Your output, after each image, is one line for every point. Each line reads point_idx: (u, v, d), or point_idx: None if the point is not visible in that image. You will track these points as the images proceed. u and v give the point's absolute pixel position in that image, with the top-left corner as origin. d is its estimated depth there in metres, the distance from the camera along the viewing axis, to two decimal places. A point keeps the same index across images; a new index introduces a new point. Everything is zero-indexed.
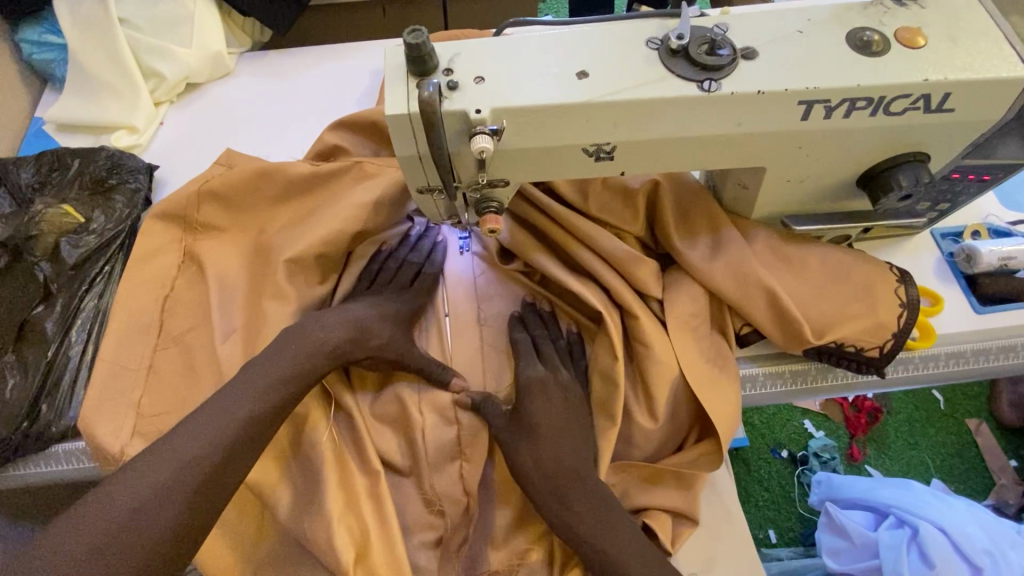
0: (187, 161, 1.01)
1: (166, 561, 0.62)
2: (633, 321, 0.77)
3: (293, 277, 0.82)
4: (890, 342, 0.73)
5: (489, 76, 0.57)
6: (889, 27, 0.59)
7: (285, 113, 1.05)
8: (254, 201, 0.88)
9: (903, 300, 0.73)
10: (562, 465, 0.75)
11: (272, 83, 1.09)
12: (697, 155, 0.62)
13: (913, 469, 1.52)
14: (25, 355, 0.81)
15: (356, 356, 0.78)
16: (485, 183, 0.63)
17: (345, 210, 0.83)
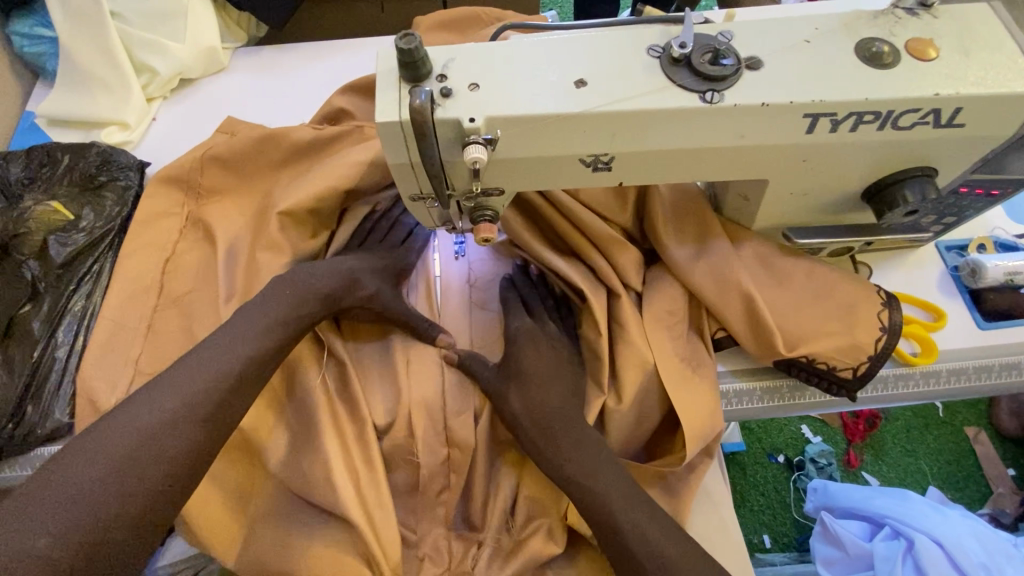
0: (188, 127, 1.02)
1: (170, 495, 0.62)
2: (616, 299, 0.77)
3: (286, 229, 0.83)
4: (865, 364, 0.71)
5: (484, 83, 0.55)
6: (899, 38, 0.57)
7: (283, 99, 1.04)
8: (259, 164, 0.90)
9: (884, 323, 0.71)
10: (560, 419, 0.73)
11: (266, 77, 1.07)
12: (698, 166, 0.60)
13: (910, 476, 1.51)
14: (11, 354, 0.79)
15: (347, 303, 0.79)
16: (479, 193, 0.62)
17: (338, 165, 0.84)
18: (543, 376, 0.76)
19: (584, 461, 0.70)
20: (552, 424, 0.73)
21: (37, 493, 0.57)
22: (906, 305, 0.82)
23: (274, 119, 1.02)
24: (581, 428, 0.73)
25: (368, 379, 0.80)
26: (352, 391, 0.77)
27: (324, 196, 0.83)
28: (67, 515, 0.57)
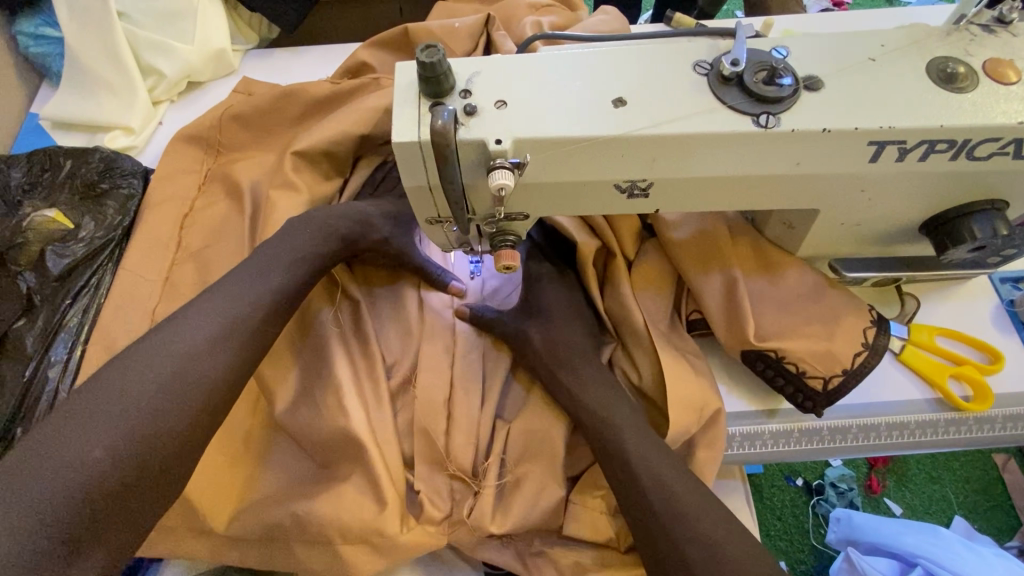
0: (202, 94, 1.02)
1: (221, 405, 0.62)
2: (614, 260, 0.75)
3: (300, 170, 0.84)
4: (837, 377, 0.64)
5: (513, 101, 0.50)
6: (976, 57, 0.51)
7: (300, 62, 1.05)
8: (279, 120, 0.90)
9: (868, 342, 0.65)
10: (596, 389, 0.70)
11: (280, 60, 1.05)
12: (747, 195, 0.55)
13: (935, 504, 1.44)
14: (4, 371, 0.75)
15: (360, 247, 0.78)
16: (501, 217, 0.57)
17: (354, 113, 0.84)
18: (568, 338, 0.74)
19: (616, 463, 0.65)
20: (586, 390, 0.69)
21: (71, 415, 0.56)
22: (955, 344, 0.76)
23: (292, 77, 1.03)
24: (618, 410, 0.68)
25: (379, 319, 0.79)
26: (363, 328, 0.77)
27: (341, 137, 0.83)
28: (106, 426, 0.56)
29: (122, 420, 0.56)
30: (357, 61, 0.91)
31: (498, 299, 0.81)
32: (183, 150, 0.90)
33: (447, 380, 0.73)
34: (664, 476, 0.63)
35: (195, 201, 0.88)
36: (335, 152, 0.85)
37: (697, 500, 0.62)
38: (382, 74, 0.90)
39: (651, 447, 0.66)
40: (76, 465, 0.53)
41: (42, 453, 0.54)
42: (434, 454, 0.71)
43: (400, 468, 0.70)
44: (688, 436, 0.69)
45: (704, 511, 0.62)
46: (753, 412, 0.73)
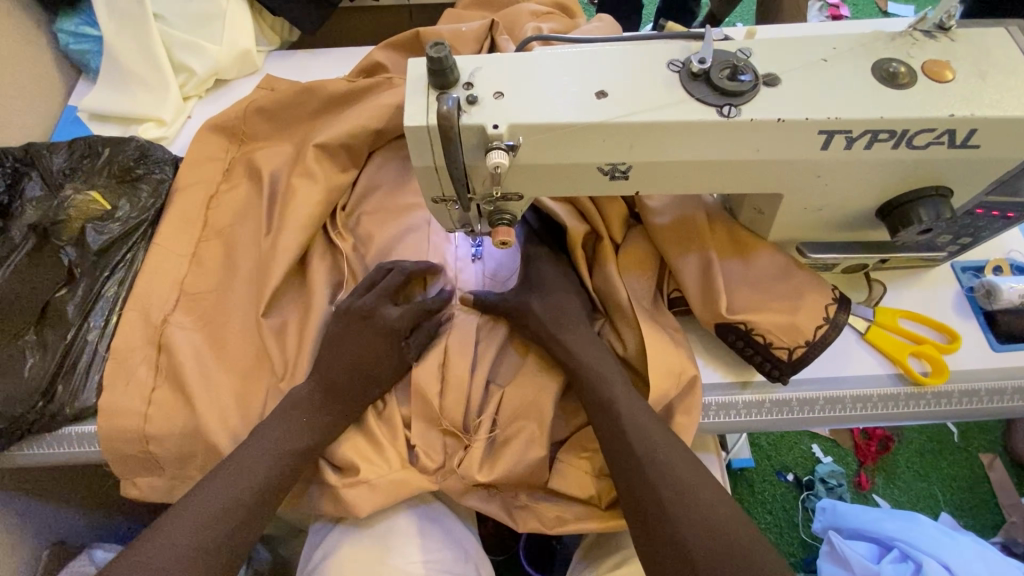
0: (227, 93, 1.10)
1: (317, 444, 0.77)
2: (601, 242, 0.82)
3: (319, 158, 0.92)
4: (801, 348, 0.73)
5: (509, 92, 0.58)
6: (917, 59, 0.58)
7: (318, 63, 1.13)
8: (299, 114, 0.98)
9: (830, 318, 0.73)
10: (590, 353, 0.77)
11: (300, 59, 1.14)
12: (716, 179, 0.62)
13: (922, 501, 1.49)
14: (45, 334, 0.81)
15: (381, 252, 0.89)
16: (499, 197, 0.64)
17: (371, 107, 0.92)
18: (562, 305, 0.80)
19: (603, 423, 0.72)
20: (580, 351, 0.76)
21: (227, 486, 0.71)
22: (920, 326, 0.83)
23: (310, 75, 1.11)
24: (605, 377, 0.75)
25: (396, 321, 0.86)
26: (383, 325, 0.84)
27: (356, 130, 0.91)
28: (252, 450, 0.73)
29: (262, 439, 0.74)
30: (371, 61, 1.00)
31: (496, 282, 0.88)
32: (210, 139, 0.98)
33: (443, 346, 0.81)
34: (647, 429, 0.71)
35: (220, 186, 0.96)
36: (351, 143, 0.93)
37: (673, 453, 0.70)
38: (395, 74, 0.98)
39: (637, 405, 0.73)
40: (239, 482, 0.71)
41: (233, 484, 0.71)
42: (432, 413, 0.79)
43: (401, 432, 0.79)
44: (667, 401, 0.76)
45: (681, 463, 0.69)
46: (726, 383, 0.80)
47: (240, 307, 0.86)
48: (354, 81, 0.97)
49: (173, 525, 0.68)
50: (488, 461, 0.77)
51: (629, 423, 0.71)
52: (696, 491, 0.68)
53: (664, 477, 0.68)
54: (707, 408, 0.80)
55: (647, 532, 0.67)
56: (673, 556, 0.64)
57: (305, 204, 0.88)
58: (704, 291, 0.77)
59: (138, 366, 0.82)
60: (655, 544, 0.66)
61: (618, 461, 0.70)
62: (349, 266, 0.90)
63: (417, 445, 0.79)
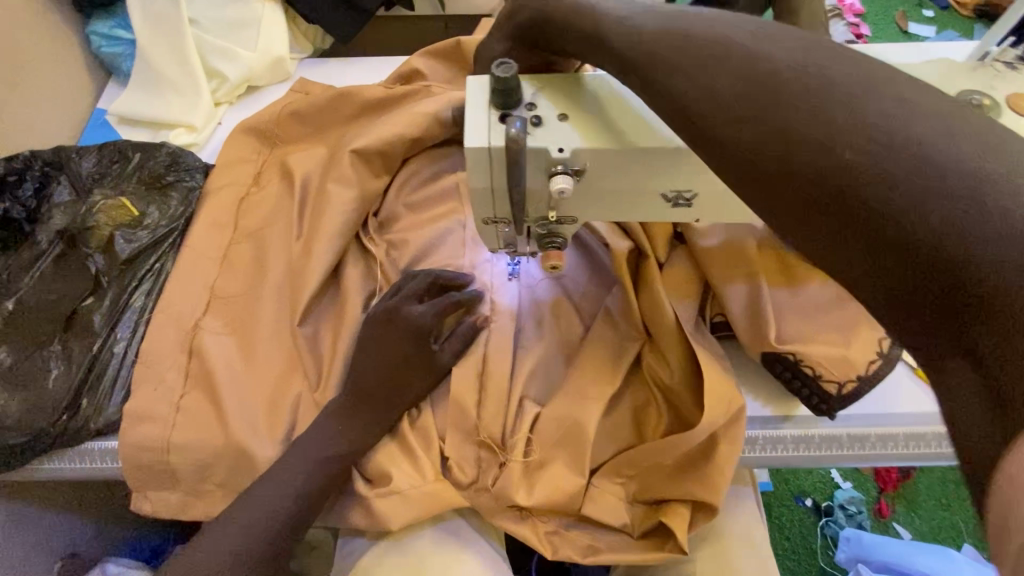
0: (259, 99, 1.08)
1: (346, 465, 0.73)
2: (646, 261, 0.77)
3: (355, 165, 0.89)
4: (852, 383, 0.68)
5: (574, 114, 0.55)
6: (1000, 91, 0.56)
7: (352, 70, 1.11)
8: (334, 119, 0.97)
9: (883, 350, 0.69)
10: (685, 81, 0.43)
11: (334, 66, 1.12)
12: None
13: (946, 532, 1.45)
14: (71, 345, 0.79)
15: (417, 263, 0.86)
16: (554, 221, 0.62)
17: (410, 115, 0.90)
18: (606, 327, 0.78)
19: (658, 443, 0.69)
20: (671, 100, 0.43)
21: (253, 514, 0.69)
22: None
23: (343, 82, 1.09)
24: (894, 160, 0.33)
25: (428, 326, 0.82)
26: None
27: (393, 137, 0.89)
28: (284, 470, 0.71)
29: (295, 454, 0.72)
30: (409, 69, 0.98)
31: (536, 305, 0.82)
32: (243, 141, 0.96)
33: (480, 363, 0.78)
34: (829, 132, 0.35)
35: (250, 188, 0.93)
36: (387, 151, 0.90)
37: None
38: (433, 82, 0.97)
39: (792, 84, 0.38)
40: (274, 501, 0.70)
41: (258, 510, 0.69)
42: (466, 432, 0.75)
43: (433, 443, 0.75)
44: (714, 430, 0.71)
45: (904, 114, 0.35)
46: (771, 417, 0.76)
47: (267, 313, 0.83)
48: (391, 89, 0.95)
49: (214, 543, 0.68)
50: (528, 481, 0.73)
51: (779, 131, 0.37)
52: (944, 182, 0.32)
53: (837, 95, 0.37)
54: (754, 442, 0.77)
55: (882, 280, 0.34)
56: (972, 307, 0.30)
57: (339, 211, 0.86)
58: (751, 318, 0.72)
59: (164, 377, 0.79)
60: (908, 284, 0.33)
61: (807, 232, 0.37)
62: (381, 269, 0.86)
63: (451, 456, 0.75)
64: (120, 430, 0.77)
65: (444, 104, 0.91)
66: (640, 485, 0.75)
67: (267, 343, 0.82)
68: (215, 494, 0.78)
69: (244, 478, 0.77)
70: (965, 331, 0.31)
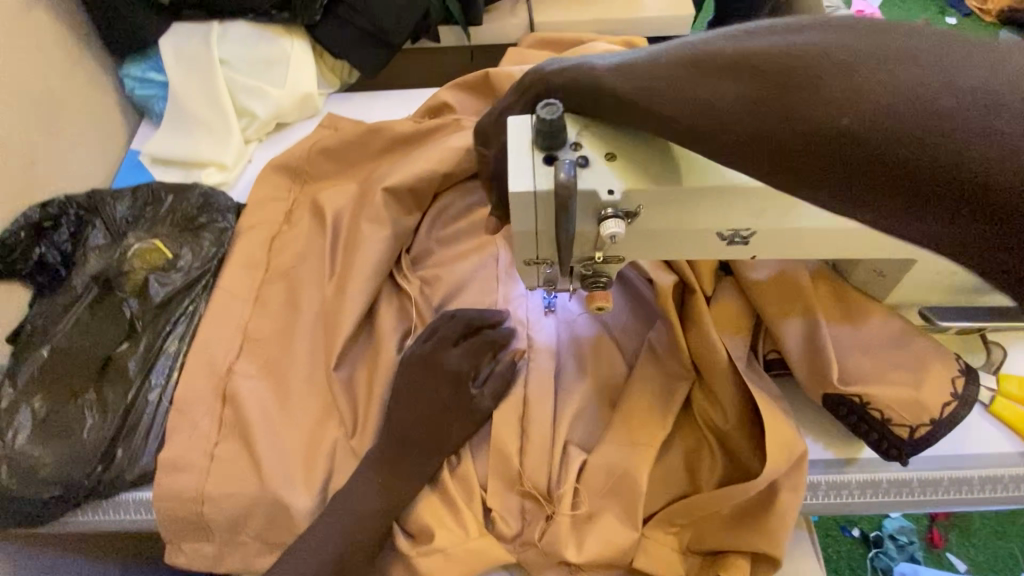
0: (288, 135, 1.08)
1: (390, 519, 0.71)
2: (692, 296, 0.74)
3: (386, 202, 0.88)
4: (926, 427, 0.63)
5: (624, 153, 0.52)
6: None
7: (379, 103, 1.11)
8: (363, 155, 0.96)
9: (957, 391, 0.64)
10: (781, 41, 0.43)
11: (361, 100, 1.12)
12: (844, 246, 0.56)
13: (1004, 563, 1.36)
14: (105, 393, 0.78)
15: (451, 301, 0.84)
16: (601, 261, 0.59)
17: (441, 149, 0.89)
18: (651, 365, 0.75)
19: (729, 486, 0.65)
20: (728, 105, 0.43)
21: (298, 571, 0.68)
22: None
23: (371, 116, 1.09)
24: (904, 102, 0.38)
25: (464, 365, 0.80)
26: None
27: (424, 172, 0.87)
28: (328, 526, 0.69)
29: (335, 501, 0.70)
30: (438, 102, 0.97)
31: (576, 343, 0.79)
32: (273, 180, 0.96)
33: (521, 406, 0.74)
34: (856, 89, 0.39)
35: (281, 227, 0.92)
36: (418, 186, 0.88)
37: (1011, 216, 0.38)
38: (462, 115, 0.95)
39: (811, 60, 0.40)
40: (319, 556, 0.68)
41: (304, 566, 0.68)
42: (509, 480, 0.72)
43: (473, 491, 0.72)
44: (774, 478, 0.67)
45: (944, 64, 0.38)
46: (832, 460, 0.71)
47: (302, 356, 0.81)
48: (420, 123, 0.94)
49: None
50: (576, 534, 0.69)
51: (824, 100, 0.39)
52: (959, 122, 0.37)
53: (833, 57, 0.40)
54: (817, 488, 0.72)
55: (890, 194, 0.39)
56: (975, 209, 0.37)
57: (372, 249, 0.84)
58: (810, 357, 0.68)
59: (198, 425, 0.77)
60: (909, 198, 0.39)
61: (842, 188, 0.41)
62: (416, 308, 0.84)
63: (494, 508, 0.71)
64: (154, 481, 0.75)
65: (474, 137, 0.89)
66: (693, 535, 0.71)
67: (300, 387, 0.80)
68: (250, 547, 0.76)
69: (280, 530, 0.74)
70: (968, 225, 0.37)
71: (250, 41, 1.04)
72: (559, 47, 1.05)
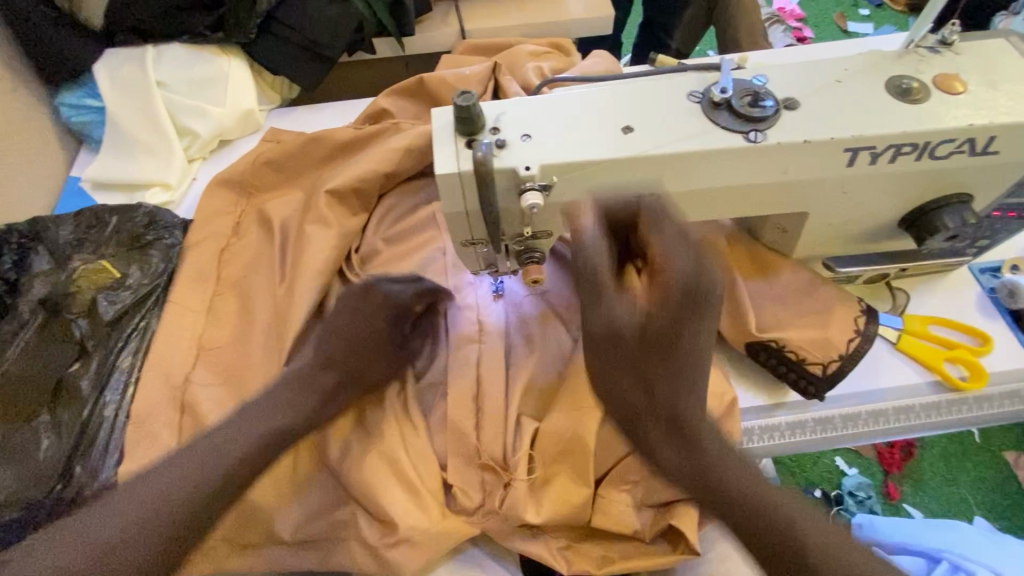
0: (232, 152, 1.10)
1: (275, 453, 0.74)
2: None
3: (332, 205, 0.91)
4: (836, 363, 0.70)
5: (537, 133, 0.58)
6: (927, 74, 0.60)
7: (321, 115, 1.14)
8: (307, 163, 0.99)
9: (860, 328, 0.71)
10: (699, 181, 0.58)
11: (303, 113, 1.15)
12: (741, 203, 0.62)
13: (954, 506, 1.46)
14: (59, 413, 0.78)
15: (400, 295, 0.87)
16: (530, 236, 0.64)
17: (381, 151, 0.93)
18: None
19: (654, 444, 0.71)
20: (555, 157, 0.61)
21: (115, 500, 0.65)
22: (949, 331, 0.83)
23: (313, 127, 1.12)
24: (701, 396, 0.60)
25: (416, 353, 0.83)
26: None
27: (366, 174, 0.91)
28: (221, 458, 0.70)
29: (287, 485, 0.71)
30: (377, 108, 1.01)
31: (524, 323, 0.83)
32: (219, 194, 0.98)
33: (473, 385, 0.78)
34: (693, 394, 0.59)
35: (230, 239, 0.94)
36: (362, 187, 0.92)
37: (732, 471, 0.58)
38: (400, 119, 1.00)
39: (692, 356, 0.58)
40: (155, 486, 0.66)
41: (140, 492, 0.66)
42: (467, 455, 0.75)
43: (434, 467, 0.75)
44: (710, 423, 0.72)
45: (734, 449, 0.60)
46: (761, 405, 0.78)
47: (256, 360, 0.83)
48: (361, 129, 0.98)
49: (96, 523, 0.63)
50: (533, 498, 0.73)
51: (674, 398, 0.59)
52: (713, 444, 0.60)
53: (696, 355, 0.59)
54: (750, 433, 0.78)
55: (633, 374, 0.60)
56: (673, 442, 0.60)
57: (321, 249, 0.88)
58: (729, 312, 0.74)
59: (157, 436, 0.78)
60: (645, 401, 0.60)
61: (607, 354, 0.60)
62: None
63: (456, 483, 0.75)
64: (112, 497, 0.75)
65: (412, 138, 0.94)
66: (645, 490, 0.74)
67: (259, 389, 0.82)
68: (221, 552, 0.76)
69: (248, 531, 0.76)
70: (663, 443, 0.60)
71: (186, 62, 1.06)
72: (491, 51, 1.11)
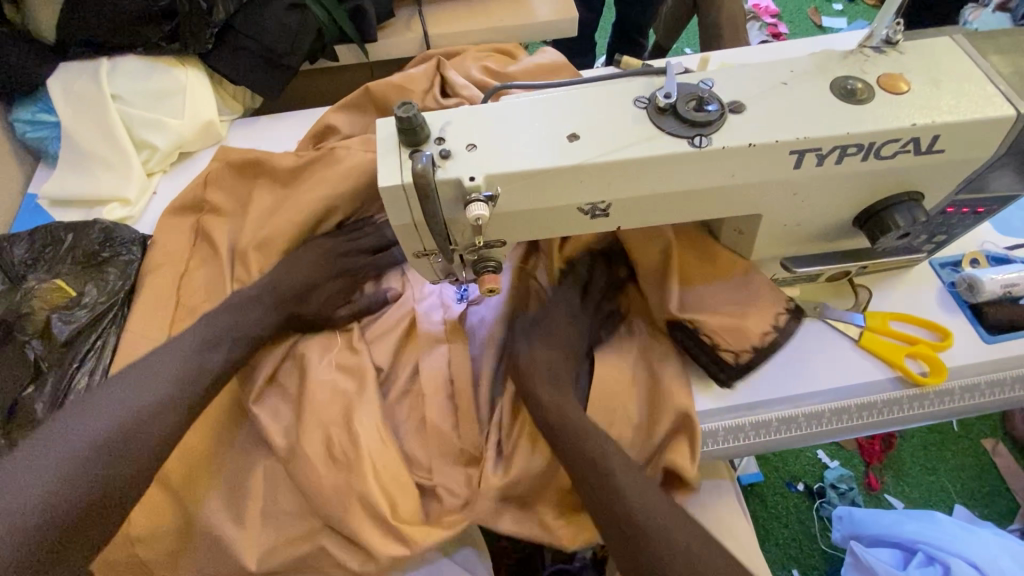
0: (193, 164, 1.07)
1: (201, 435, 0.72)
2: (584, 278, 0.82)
3: (293, 217, 0.90)
4: (745, 352, 0.74)
5: (481, 143, 0.57)
6: (871, 74, 0.60)
7: (284, 124, 1.12)
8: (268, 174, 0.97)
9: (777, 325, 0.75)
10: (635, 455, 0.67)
11: (265, 122, 1.12)
12: (692, 207, 0.62)
13: (934, 495, 1.48)
14: (13, 438, 0.77)
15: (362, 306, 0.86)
16: (482, 246, 0.63)
17: (341, 160, 0.92)
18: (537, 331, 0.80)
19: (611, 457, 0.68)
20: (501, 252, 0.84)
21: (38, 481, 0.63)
22: (910, 326, 0.84)
23: (276, 135, 1.10)
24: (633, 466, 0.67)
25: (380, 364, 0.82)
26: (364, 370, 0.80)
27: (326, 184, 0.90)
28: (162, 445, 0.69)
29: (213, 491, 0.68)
30: (338, 116, 1.00)
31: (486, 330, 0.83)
32: (179, 207, 0.96)
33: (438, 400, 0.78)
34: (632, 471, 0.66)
35: (191, 253, 0.93)
36: (323, 197, 0.91)
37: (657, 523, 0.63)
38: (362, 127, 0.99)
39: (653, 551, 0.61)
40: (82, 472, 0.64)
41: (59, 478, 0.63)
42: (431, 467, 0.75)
43: (399, 480, 0.75)
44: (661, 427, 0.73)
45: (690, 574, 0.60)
46: (726, 405, 0.78)
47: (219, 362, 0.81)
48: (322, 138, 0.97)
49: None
50: (498, 509, 0.72)
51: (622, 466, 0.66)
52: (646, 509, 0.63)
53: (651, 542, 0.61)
54: (715, 435, 0.78)
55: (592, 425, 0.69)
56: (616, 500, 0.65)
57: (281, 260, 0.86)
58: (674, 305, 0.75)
59: None
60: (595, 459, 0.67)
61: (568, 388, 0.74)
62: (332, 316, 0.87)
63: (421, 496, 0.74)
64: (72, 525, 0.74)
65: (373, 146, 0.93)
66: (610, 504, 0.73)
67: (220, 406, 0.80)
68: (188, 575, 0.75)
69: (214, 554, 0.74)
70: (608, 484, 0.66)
71: (142, 75, 1.04)
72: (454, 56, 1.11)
